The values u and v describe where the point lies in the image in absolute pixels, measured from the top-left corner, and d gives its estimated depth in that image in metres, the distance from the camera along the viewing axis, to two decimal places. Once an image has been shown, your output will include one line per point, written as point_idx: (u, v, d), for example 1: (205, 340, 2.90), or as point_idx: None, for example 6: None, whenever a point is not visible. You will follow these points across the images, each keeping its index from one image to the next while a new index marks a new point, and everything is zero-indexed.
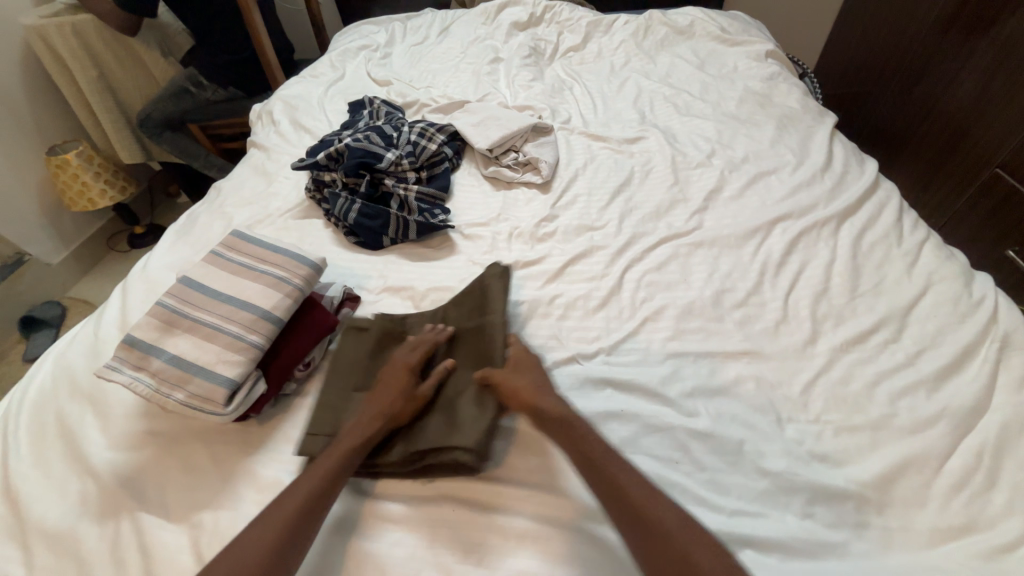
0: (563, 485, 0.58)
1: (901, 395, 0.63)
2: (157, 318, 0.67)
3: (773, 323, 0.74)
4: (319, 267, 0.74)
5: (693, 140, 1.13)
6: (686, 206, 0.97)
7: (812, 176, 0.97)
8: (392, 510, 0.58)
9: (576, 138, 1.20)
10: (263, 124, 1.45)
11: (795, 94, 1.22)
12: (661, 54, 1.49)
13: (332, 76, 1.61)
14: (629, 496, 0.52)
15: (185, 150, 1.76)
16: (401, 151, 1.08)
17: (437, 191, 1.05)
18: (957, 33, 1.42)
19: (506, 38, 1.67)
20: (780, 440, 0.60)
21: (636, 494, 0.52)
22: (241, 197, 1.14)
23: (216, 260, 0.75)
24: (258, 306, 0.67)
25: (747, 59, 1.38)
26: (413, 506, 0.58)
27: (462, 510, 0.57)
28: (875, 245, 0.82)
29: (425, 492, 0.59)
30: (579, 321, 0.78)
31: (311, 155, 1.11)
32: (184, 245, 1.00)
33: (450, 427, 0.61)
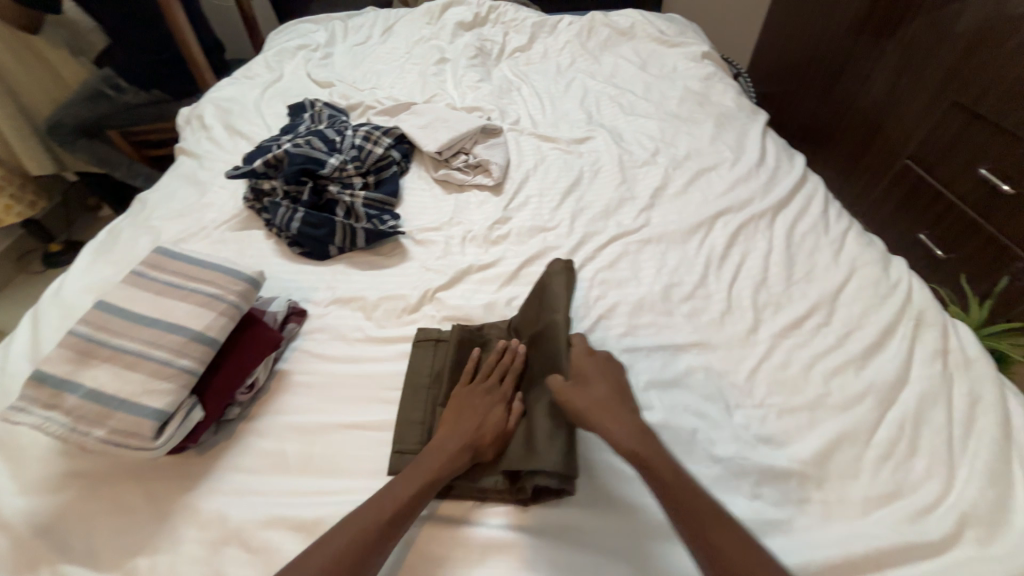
0: (616, 495, 0.57)
1: (833, 374, 0.67)
2: (72, 349, 0.60)
3: (718, 314, 0.77)
4: (257, 281, 0.70)
5: (638, 139, 1.16)
6: (634, 203, 0.99)
7: (748, 171, 1.02)
8: (447, 532, 0.55)
9: (525, 138, 1.20)
10: (192, 129, 1.35)
11: (729, 94, 1.29)
12: (605, 55, 1.52)
13: (269, 77, 1.52)
14: (684, 507, 0.49)
15: (105, 159, 1.61)
16: (345, 157, 1.03)
17: (386, 196, 1.01)
18: (868, 36, 1.55)
19: (451, 39, 1.65)
20: (729, 426, 0.63)
21: (689, 501, 0.49)
22: (170, 209, 1.05)
23: (139, 280, 0.68)
24: (188, 328, 0.62)
25: (685, 60, 1.44)
26: (486, 530, 0.55)
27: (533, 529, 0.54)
28: (806, 235, 0.88)
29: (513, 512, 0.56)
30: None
31: (248, 163, 1.05)
32: (105, 264, 0.91)
33: (528, 446, 0.58)
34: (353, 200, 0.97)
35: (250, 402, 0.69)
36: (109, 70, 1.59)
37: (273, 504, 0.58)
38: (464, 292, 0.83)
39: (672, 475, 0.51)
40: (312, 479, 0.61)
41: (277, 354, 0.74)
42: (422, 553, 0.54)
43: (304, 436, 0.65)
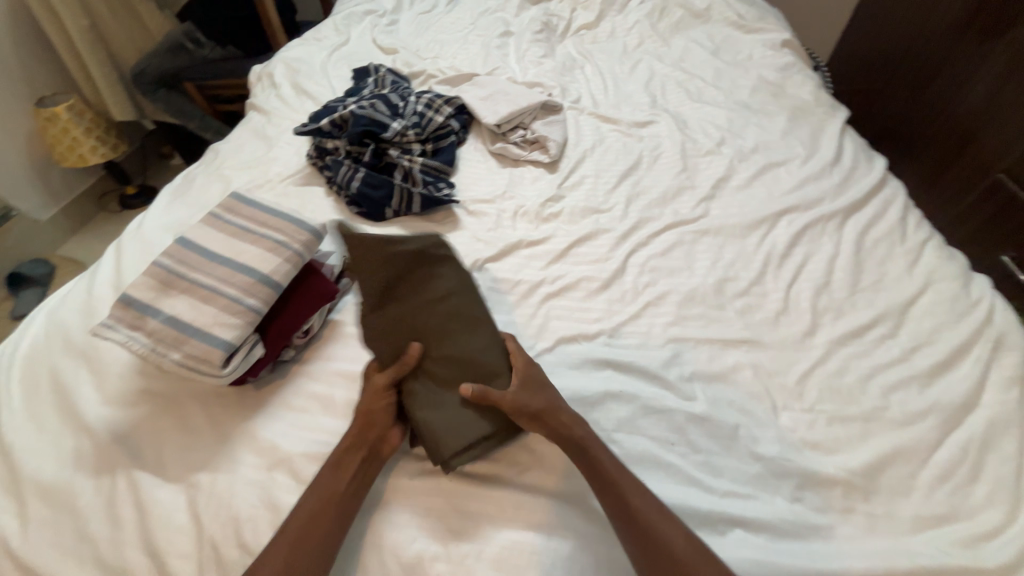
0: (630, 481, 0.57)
1: (893, 388, 0.64)
2: (154, 278, 0.65)
3: (773, 313, 0.74)
4: (320, 233, 0.73)
5: (704, 128, 1.12)
6: (693, 193, 0.96)
7: (821, 170, 0.96)
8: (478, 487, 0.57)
9: (585, 118, 1.18)
10: (263, 86, 1.41)
11: (808, 86, 1.21)
12: (676, 37, 1.45)
13: (336, 41, 1.56)
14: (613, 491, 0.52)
15: (180, 109, 1.71)
16: (407, 121, 1.05)
17: (442, 164, 1.02)
18: (973, 36, 1.41)
19: (517, 12, 1.62)
20: (774, 427, 0.61)
21: (603, 463, 0.53)
22: (239, 160, 1.12)
23: (214, 222, 0.73)
24: (256, 270, 0.66)
25: (762, 47, 1.36)
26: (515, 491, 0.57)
27: (556, 497, 0.56)
28: (879, 242, 0.83)
29: (540, 477, 0.58)
30: (581, 302, 0.78)
31: (315, 120, 1.08)
32: (181, 207, 0.99)
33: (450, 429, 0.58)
34: (411, 163, 0.99)
35: (304, 346, 0.73)
36: (190, 24, 1.67)
37: (322, 444, 0.62)
38: (511, 266, 0.84)
39: (600, 447, 0.55)
40: None
41: (333, 304, 0.78)
42: (455, 508, 0.56)
43: (352, 383, 0.69)
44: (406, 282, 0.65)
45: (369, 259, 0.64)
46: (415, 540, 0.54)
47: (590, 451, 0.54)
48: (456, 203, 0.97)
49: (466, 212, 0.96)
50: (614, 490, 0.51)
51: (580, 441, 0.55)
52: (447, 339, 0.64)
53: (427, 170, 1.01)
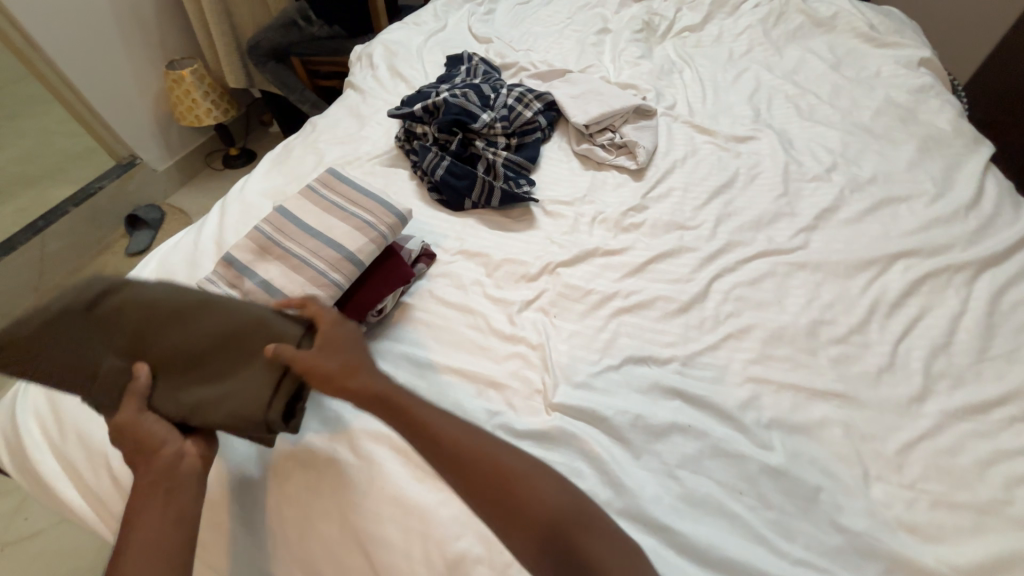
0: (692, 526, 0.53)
1: (1019, 482, 0.55)
2: (253, 243, 0.69)
3: (875, 368, 0.66)
4: (405, 218, 0.74)
5: (812, 150, 1.02)
6: (793, 221, 0.88)
7: (953, 212, 0.84)
8: None
9: (679, 126, 1.12)
10: (361, 66, 1.47)
11: (946, 113, 1.06)
12: (791, 46, 1.33)
13: (433, 26, 1.59)
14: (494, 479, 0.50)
15: (284, 82, 1.83)
16: (496, 113, 1.05)
17: (523, 160, 1.01)
18: None
19: (617, 9, 1.56)
20: (864, 498, 0.55)
21: (558, 511, 0.49)
22: (334, 136, 1.17)
23: (310, 194, 0.75)
24: (343, 247, 0.68)
25: (894, 64, 1.21)
26: None
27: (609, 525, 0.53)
28: (1018, 306, 0.71)
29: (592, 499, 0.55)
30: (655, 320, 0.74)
31: (408, 104, 1.11)
32: (279, 176, 1.06)
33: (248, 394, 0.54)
34: (494, 156, 0.99)
35: (375, 325, 0.75)
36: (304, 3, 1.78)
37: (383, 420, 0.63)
38: (584, 274, 0.81)
39: (547, 485, 0.51)
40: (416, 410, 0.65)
41: (407, 287, 0.80)
42: None
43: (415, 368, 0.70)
44: (94, 326, 0.56)
45: (54, 334, 0.55)
46: (460, 539, 0.54)
47: (537, 495, 0.50)
48: (534, 202, 0.95)
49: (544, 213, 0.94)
50: (572, 545, 0.48)
51: (431, 424, 0.54)
52: (182, 341, 0.56)
53: (510, 165, 1.00)
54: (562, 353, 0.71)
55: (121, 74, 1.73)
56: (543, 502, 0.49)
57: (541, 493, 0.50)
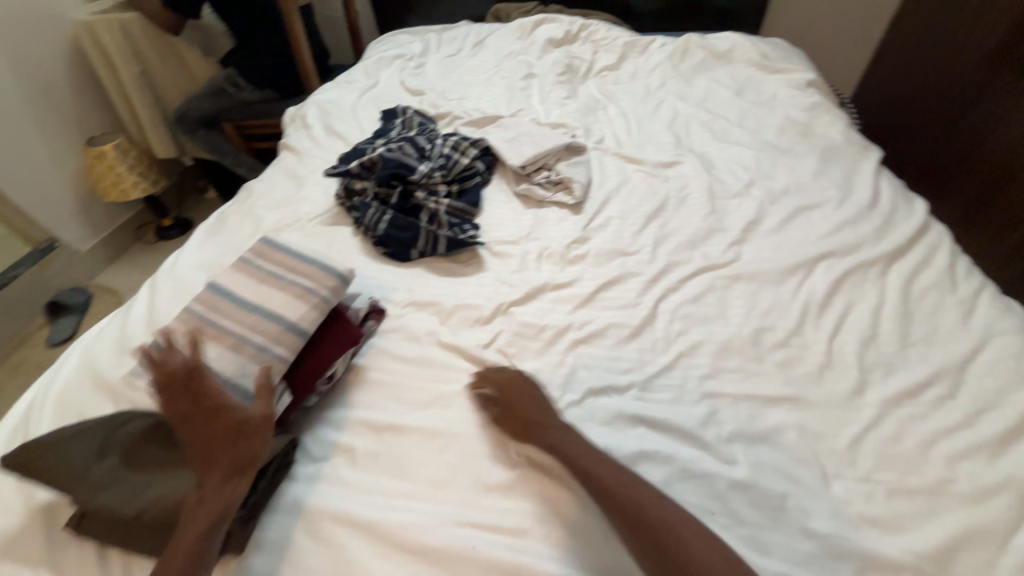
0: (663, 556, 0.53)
1: (959, 458, 0.58)
2: (183, 325, 0.64)
3: (817, 368, 0.70)
4: (347, 278, 0.72)
5: (731, 169, 1.10)
6: (724, 236, 0.94)
7: (858, 213, 0.93)
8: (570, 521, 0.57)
9: (609, 158, 1.18)
10: (296, 127, 1.47)
11: (838, 126, 1.19)
12: (698, 78, 1.47)
13: (366, 84, 1.63)
14: (598, 481, 0.55)
15: (217, 148, 1.81)
16: (433, 162, 1.07)
17: (464, 205, 1.03)
18: (1008, 71, 1.40)
19: (540, 55, 1.67)
20: (827, 498, 0.56)
21: (636, 492, 0.53)
22: (272, 200, 1.15)
23: (243, 267, 0.72)
24: (284, 317, 0.65)
25: (787, 87, 1.35)
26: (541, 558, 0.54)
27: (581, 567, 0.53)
28: (927, 291, 0.78)
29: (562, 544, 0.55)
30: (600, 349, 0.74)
31: (346, 162, 1.12)
32: (214, 246, 1.01)
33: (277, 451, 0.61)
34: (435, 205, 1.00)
35: (328, 392, 0.72)
36: (231, 69, 1.77)
37: (344, 499, 0.60)
38: (536, 311, 0.82)
39: (634, 477, 0.55)
40: (388, 480, 0.62)
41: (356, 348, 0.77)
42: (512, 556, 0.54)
43: (374, 432, 0.67)
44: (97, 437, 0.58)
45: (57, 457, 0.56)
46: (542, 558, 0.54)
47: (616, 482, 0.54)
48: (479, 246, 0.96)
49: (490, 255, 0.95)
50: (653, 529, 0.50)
51: (556, 435, 0.60)
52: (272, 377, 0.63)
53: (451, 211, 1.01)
54: None
55: (35, 156, 1.64)
56: (638, 489, 0.54)
57: (636, 482, 0.55)
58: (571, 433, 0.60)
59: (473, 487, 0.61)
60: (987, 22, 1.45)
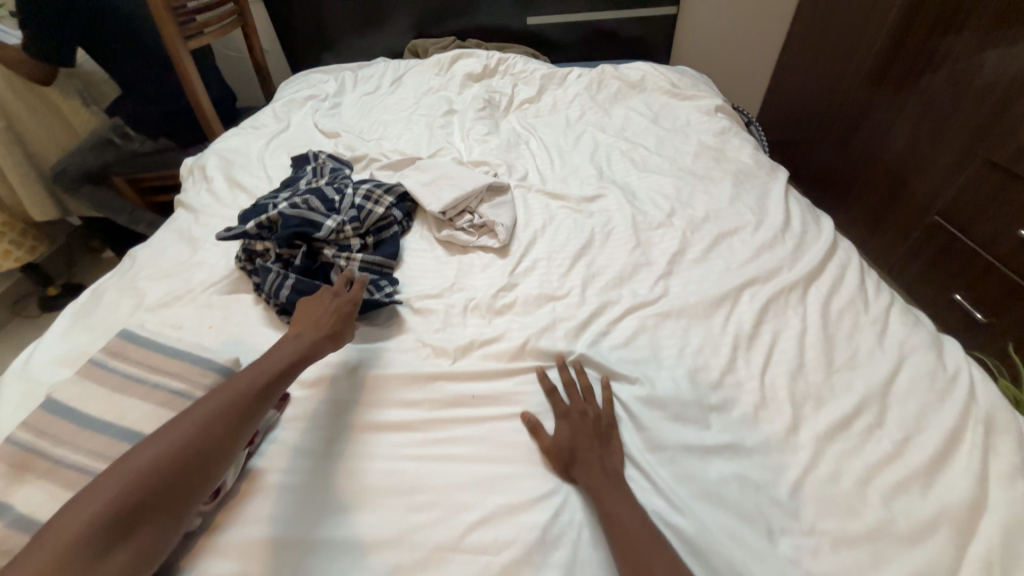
0: None
1: (895, 494, 0.57)
2: (5, 461, 0.51)
3: (751, 408, 0.68)
4: (230, 369, 0.61)
5: (653, 198, 1.10)
6: (650, 270, 0.92)
7: (773, 237, 0.95)
8: None
9: (533, 196, 1.15)
10: (194, 181, 1.33)
11: (747, 149, 1.23)
12: (616, 107, 1.50)
13: (275, 128, 1.52)
14: (613, 519, 0.55)
15: (109, 207, 1.61)
16: (343, 214, 0.99)
17: (380, 259, 0.95)
18: (885, 88, 1.55)
19: (460, 90, 1.64)
20: (775, 561, 0.53)
21: (629, 529, 0.53)
22: (158, 268, 1.01)
23: (95, 372, 0.59)
24: (144, 434, 0.53)
25: (698, 113, 1.40)
26: None
27: None
28: (844, 312, 0.79)
29: None
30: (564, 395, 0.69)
31: (247, 219, 1.01)
32: (82, 333, 0.86)
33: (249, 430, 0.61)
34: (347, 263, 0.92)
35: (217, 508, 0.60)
36: (119, 120, 1.60)
37: None
38: (462, 374, 0.75)
39: (632, 509, 0.56)
40: None
41: (253, 447, 0.65)
42: None
43: (271, 555, 0.55)
44: None
45: None
46: None
47: (614, 516, 0.55)
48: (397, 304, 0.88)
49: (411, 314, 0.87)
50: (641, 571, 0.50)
51: (588, 460, 0.60)
52: None
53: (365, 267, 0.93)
54: (449, 483, 0.62)
55: None
56: (634, 520, 0.54)
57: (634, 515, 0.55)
58: (611, 476, 0.59)
59: None
60: (862, 45, 1.60)
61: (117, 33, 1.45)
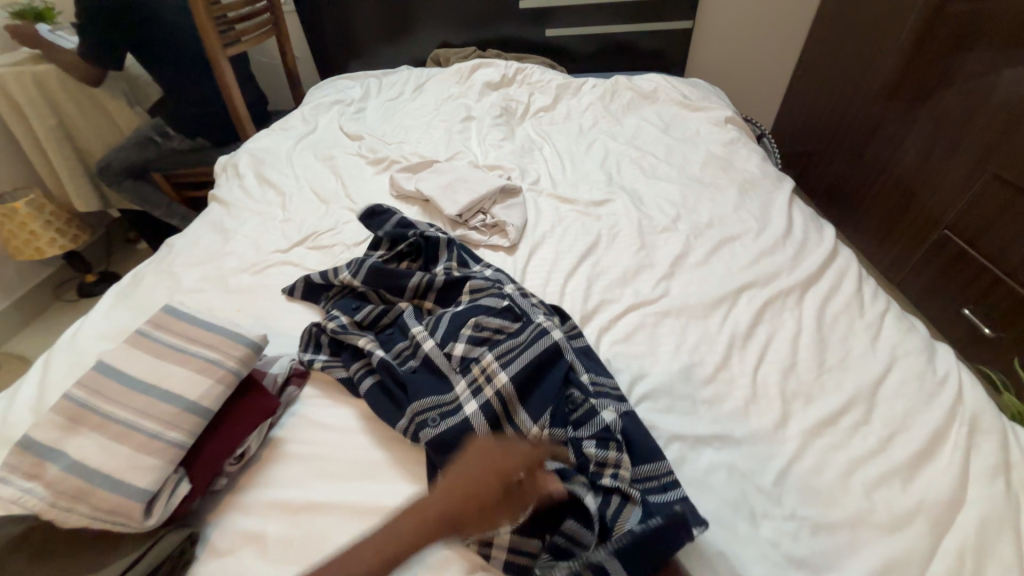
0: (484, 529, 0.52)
1: (876, 487, 0.60)
2: (62, 414, 0.58)
3: (742, 402, 0.71)
4: (259, 345, 0.67)
5: (659, 204, 1.14)
6: (652, 271, 0.96)
7: (774, 243, 0.98)
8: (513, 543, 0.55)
9: (544, 199, 1.20)
10: (227, 177, 1.42)
11: (754, 159, 1.27)
12: (628, 117, 1.54)
13: (303, 129, 1.61)
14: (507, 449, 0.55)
15: (147, 200, 1.71)
16: (533, 331, 0.72)
17: (606, 420, 0.63)
18: (898, 103, 1.56)
19: (478, 98, 1.71)
20: (754, 542, 0.56)
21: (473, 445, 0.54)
22: (193, 255, 1.09)
23: (140, 341, 0.66)
24: (182, 396, 0.59)
25: (708, 124, 1.44)
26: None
27: None
28: (839, 316, 0.82)
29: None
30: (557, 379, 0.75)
31: (387, 294, 0.88)
32: (123, 310, 0.94)
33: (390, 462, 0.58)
34: (540, 413, 0.64)
35: (239, 472, 0.65)
36: (161, 120, 1.72)
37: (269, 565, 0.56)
38: None
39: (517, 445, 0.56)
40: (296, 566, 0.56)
41: (274, 419, 0.71)
42: None
43: (289, 514, 0.61)
44: None
45: None
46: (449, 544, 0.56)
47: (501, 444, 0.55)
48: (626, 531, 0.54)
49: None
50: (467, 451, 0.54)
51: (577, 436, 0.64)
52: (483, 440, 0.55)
53: (571, 433, 0.64)
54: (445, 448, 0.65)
55: None
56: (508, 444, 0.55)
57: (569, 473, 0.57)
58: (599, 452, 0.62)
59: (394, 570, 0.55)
60: (876, 62, 1.62)
61: (163, 39, 1.56)
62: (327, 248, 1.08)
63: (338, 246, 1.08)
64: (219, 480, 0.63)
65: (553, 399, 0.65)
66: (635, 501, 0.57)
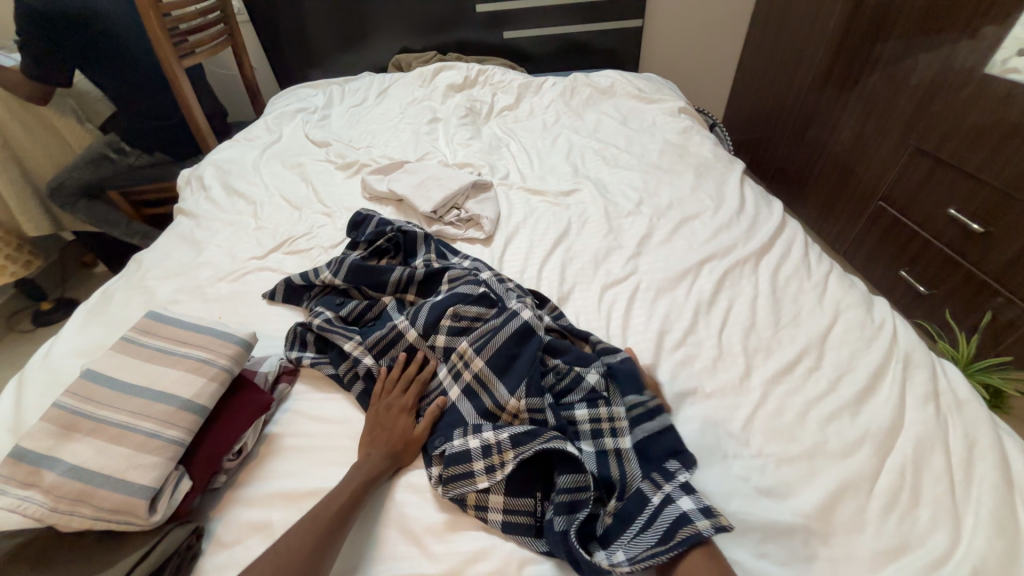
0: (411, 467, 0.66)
1: (829, 421, 0.67)
2: (54, 423, 0.58)
3: (710, 361, 0.77)
4: (249, 342, 0.69)
5: (623, 191, 1.21)
6: (621, 252, 1.02)
7: (729, 219, 1.06)
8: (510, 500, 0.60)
9: (515, 192, 1.25)
10: (192, 189, 1.39)
11: (707, 145, 1.36)
12: (588, 111, 1.62)
13: (268, 139, 1.60)
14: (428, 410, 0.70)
15: (103, 219, 1.64)
16: (505, 316, 0.75)
17: (592, 382, 0.69)
18: (831, 88, 1.70)
19: (443, 100, 1.75)
20: (727, 479, 0.62)
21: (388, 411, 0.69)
22: (166, 268, 1.07)
23: (128, 347, 0.67)
24: (177, 396, 0.60)
25: (663, 115, 1.53)
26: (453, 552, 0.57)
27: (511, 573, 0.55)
28: (790, 279, 0.90)
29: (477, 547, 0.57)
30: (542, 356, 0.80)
31: (369, 290, 0.90)
32: (96, 326, 0.92)
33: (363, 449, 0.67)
34: (515, 386, 0.68)
35: (238, 467, 0.67)
36: (115, 136, 1.67)
37: None
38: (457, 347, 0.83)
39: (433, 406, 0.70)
40: None
41: (269, 416, 0.73)
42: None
43: (292, 502, 0.62)
44: None
45: None
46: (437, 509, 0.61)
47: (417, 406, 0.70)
48: (635, 487, 0.59)
49: (673, 509, 0.55)
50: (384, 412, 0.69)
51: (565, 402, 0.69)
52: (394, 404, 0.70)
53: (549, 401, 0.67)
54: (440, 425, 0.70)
55: None
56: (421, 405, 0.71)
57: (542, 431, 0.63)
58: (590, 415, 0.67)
59: (403, 539, 0.59)
60: (808, 52, 1.77)
61: (114, 53, 1.52)
62: (304, 252, 1.09)
63: (315, 250, 1.09)
64: (219, 477, 0.64)
65: (528, 371, 0.69)
66: (632, 454, 0.62)
